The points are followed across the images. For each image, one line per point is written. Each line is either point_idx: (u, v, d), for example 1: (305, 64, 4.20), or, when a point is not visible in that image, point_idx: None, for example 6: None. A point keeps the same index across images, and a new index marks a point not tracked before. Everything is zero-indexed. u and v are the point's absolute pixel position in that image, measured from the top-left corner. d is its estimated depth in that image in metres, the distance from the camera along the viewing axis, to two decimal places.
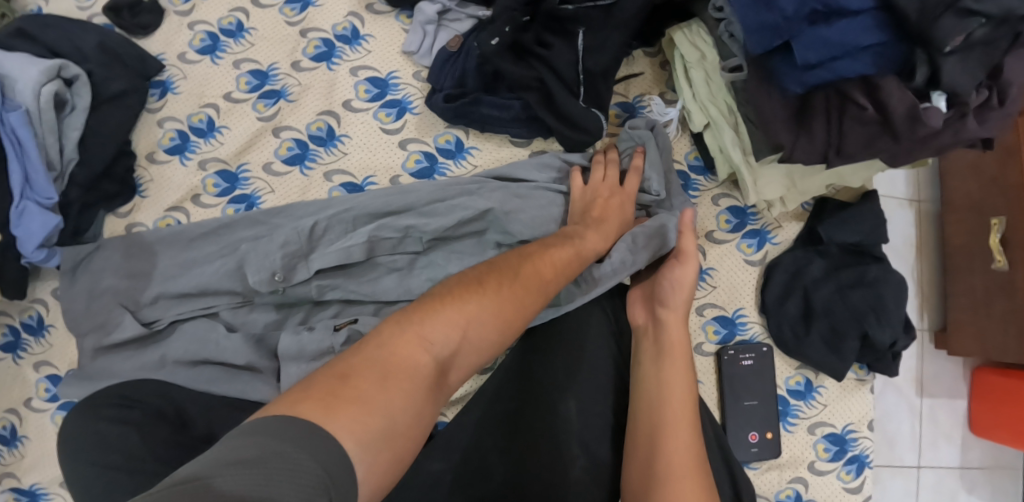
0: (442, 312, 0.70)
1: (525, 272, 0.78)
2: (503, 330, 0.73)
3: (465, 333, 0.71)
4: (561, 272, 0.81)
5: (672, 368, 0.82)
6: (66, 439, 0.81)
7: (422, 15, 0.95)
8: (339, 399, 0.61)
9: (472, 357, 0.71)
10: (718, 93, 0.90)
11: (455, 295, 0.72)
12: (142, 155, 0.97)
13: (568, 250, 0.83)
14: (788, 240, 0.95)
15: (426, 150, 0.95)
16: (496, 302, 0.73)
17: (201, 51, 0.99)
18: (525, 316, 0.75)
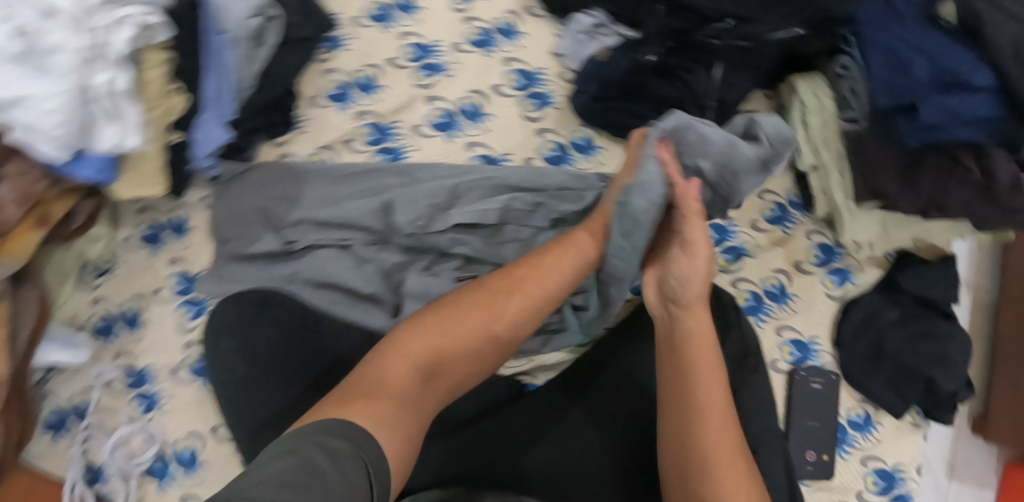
0: (424, 326, 0.79)
1: (481, 285, 0.84)
2: (485, 343, 0.80)
3: (453, 343, 0.78)
4: (551, 287, 0.85)
5: (701, 377, 0.79)
6: (212, 327, 0.95)
7: (578, 25, 1.07)
8: (361, 403, 0.70)
9: (463, 365, 0.79)
10: (830, 140, 1.00)
11: (434, 313, 0.81)
12: (304, 97, 1.06)
13: (551, 253, 0.87)
14: (869, 283, 1.04)
15: (560, 141, 1.05)
16: (467, 312, 0.81)
17: (373, 18, 1.09)
18: (501, 317, 0.82)
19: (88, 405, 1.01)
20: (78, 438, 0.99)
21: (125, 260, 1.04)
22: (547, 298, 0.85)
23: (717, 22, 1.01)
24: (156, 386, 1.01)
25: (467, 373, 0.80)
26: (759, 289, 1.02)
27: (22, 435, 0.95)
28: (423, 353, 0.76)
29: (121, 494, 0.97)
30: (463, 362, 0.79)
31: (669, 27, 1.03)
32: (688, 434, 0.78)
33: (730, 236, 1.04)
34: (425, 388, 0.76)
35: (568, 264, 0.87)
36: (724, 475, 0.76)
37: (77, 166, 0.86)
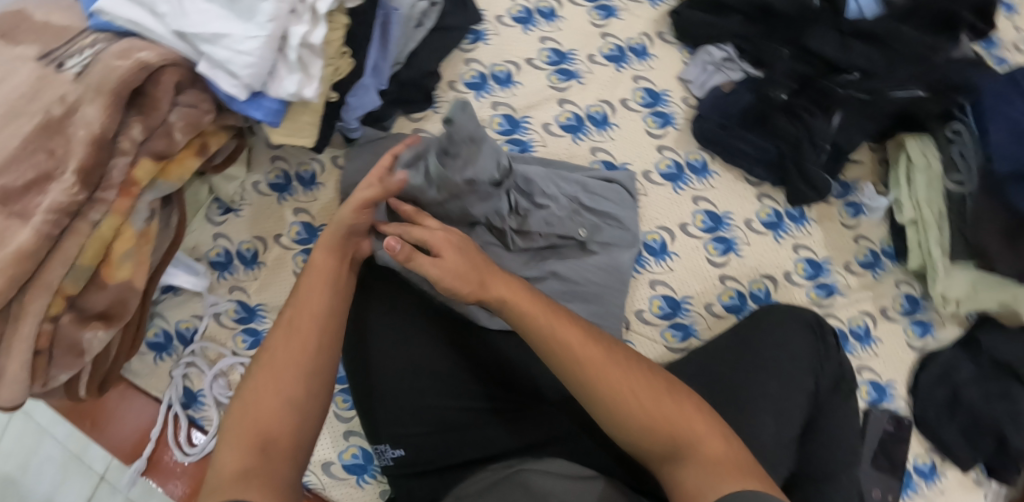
0: (250, 398, 0.75)
1: (272, 343, 0.78)
2: (313, 373, 0.77)
3: (268, 416, 0.73)
4: (316, 312, 0.79)
5: (569, 331, 0.77)
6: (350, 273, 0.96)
7: (708, 57, 1.14)
8: (229, 482, 0.68)
9: (281, 427, 0.73)
10: (934, 198, 1.06)
11: (246, 401, 0.74)
12: (445, 80, 1.14)
13: (319, 276, 0.81)
14: (948, 338, 1.09)
15: (677, 160, 1.11)
16: (283, 378, 0.75)
17: (517, 20, 1.16)
18: (309, 367, 0.76)
19: (194, 332, 1.05)
20: (182, 361, 1.03)
21: (251, 202, 1.09)
22: (328, 323, 0.79)
23: (843, 73, 1.09)
24: (264, 324, 1.05)
25: (297, 424, 0.74)
26: (845, 328, 1.07)
27: (133, 345, 1.01)
28: (252, 437, 0.72)
29: (215, 421, 1.02)
30: (285, 407, 0.74)
31: (793, 68, 1.10)
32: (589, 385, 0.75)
33: (824, 273, 1.09)
34: (265, 461, 0.71)
35: (325, 281, 0.81)
36: (638, 392, 0.75)
37: (250, 107, 0.94)
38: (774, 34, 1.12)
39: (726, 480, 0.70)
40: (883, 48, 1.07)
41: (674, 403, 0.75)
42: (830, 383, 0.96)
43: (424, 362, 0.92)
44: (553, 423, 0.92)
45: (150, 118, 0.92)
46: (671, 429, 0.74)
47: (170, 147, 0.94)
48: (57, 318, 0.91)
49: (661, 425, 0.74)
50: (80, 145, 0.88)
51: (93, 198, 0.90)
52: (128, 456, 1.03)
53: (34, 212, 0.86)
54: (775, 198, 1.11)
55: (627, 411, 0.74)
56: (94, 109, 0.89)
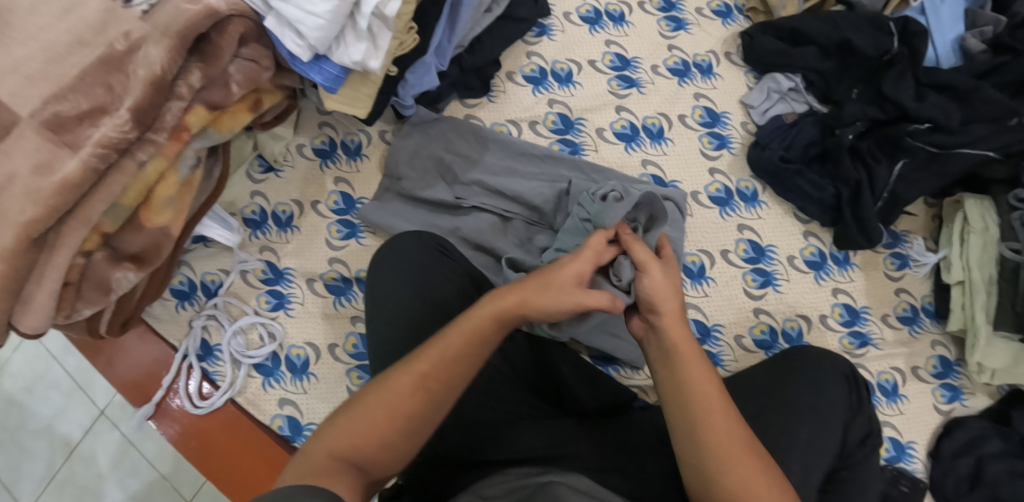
0: (371, 404, 0.71)
1: (421, 351, 0.73)
2: (444, 391, 0.72)
3: (378, 427, 0.70)
4: (482, 339, 0.73)
5: (684, 358, 0.73)
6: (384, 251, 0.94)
7: (774, 84, 1.11)
8: (318, 471, 0.66)
9: (385, 443, 0.70)
10: (985, 263, 1.03)
11: (368, 398, 0.71)
12: (504, 70, 1.12)
13: (491, 310, 0.74)
14: (977, 407, 1.06)
15: (727, 185, 1.09)
16: (411, 390, 0.71)
17: (584, 19, 1.14)
18: (444, 388, 0.72)
19: (219, 285, 1.04)
20: (203, 313, 1.03)
21: (293, 164, 1.08)
22: (471, 350, 0.73)
23: (914, 122, 1.05)
24: (289, 288, 1.04)
25: (409, 444, 0.71)
26: (873, 382, 1.05)
27: (161, 285, 1.00)
28: (352, 438, 0.69)
29: (228, 378, 1.01)
30: (396, 420, 0.71)
31: (864, 112, 1.06)
32: (693, 429, 0.71)
33: (861, 321, 1.06)
34: (351, 470, 0.68)
35: (505, 322, 0.74)
36: (735, 459, 0.69)
37: (311, 70, 0.94)
38: (848, 72, 1.09)
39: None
40: (963, 104, 1.03)
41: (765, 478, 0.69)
42: (857, 438, 0.93)
43: (477, 365, 0.95)
44: (573, 439, 0.92)
45: (211, 68, 0.91)
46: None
47: (225, 100, 0.94)
48: (90, 254, 0.91)
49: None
50: (138, 84, 0.87)
51: (142, 138, 0.89)
52: (136, 399, 1.02)
53: (83, 144, 0.86)
54: (821, 238, 1.09)
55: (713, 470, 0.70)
56: (156, 50, 0.87)
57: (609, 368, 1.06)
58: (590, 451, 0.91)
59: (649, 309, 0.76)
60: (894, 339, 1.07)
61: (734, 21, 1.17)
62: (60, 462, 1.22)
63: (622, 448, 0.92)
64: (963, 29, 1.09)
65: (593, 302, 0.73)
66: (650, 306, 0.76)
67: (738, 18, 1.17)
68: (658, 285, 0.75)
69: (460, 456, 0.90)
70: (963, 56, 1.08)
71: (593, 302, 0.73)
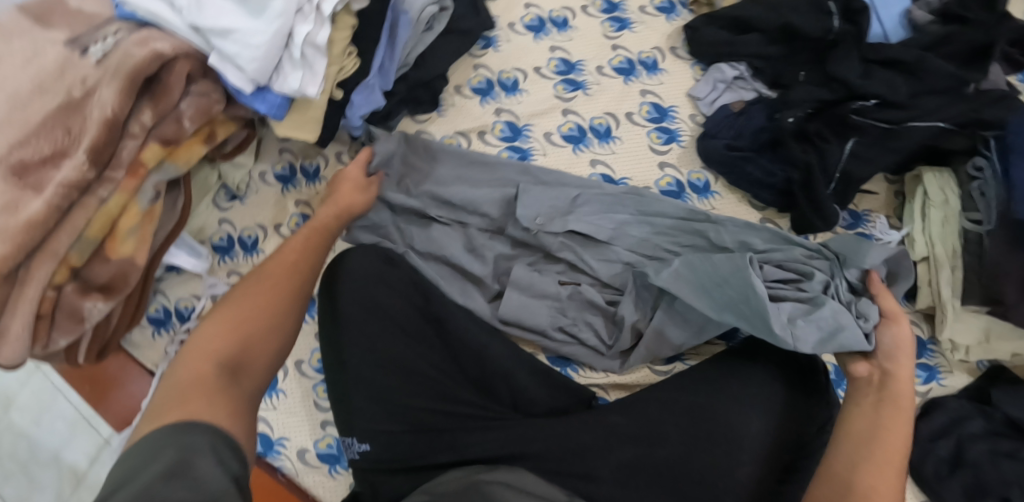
0: (230, 307, 0.87)
1: (271, 263, 0.92)
2: (292, 298, 0.90)
3: (263, 347, 0.86)
4: (304, 252, 0.94)
5: (897, 409, 0.84)
6: (337, 266, 1.00)
7: (719, 74, 1.11)
8: (189, 398, 0.78)
9: (261, 344, 0.86)
10: (948, 236, 1.00)
11: (230, 314, 0.86)
12: (452, 84, 1.14)
13: (309, 233, 0.97)
14: (955, 386, 1.03)
15: (678, 178, 1.08)
16: (264, 297, 0.89)
17: (529, 28, 1.16)
18: (281, 293, 0.90)
19: (191, 310, 1.09)
20: (176, 338, 1.08)
21: (257, 191, 1.13)
22: (297, 267, 0.93)
23: (860, 100, 1.04)
24: None
25: (277, 347, 0.87)
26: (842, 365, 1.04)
27: (134, 315, 1.06)
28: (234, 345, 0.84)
29: None
30: (272, 330, 0.87)
31: (812, 94, 1.05)
32: (875, 432, 0.83)
33: None
34: (239, 385, 0.82)
35: (314, 238, 0.96)
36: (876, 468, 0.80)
37: (255, 100, 0.99)
38: (796, 56, 1.09)
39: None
40: (912, 79, 1.02)
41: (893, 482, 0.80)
42: (813, 427, 0.95)
43: (409, 361, 0.96)
44: (525, 437, 0.93)
45: (161, 105, 0.97)
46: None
47: (178, 134, 1.00)
48: (60, 287, 0.97)
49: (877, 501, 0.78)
50: (93, 125, 0.93)
51: (102, 176, 0.96)
52: (119, 424, 1.07)
53: (46, 185, 0.92)
54: (777, 223, 1.08)
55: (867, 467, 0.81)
56: (108, 93, 0.94)
57: (566, 369, 1.04)
58: (547, 451, 0.92)
59: (888, 358, 0.88)
60: None
61: (678, 16, 1.17)
62: (67, 491, 1.26)
63: (573, 448, 0.92)
64: (909, 2, 1.08)
65: (347, 203, 0.99)
66: (889, 355, 0.88)
67: (682, 12, 1.18)
68: (903, 341, 0.88)
69: (415, 457, 0.93)
70: (911, 28, 1.07)
71: (347, 203, 0.99)
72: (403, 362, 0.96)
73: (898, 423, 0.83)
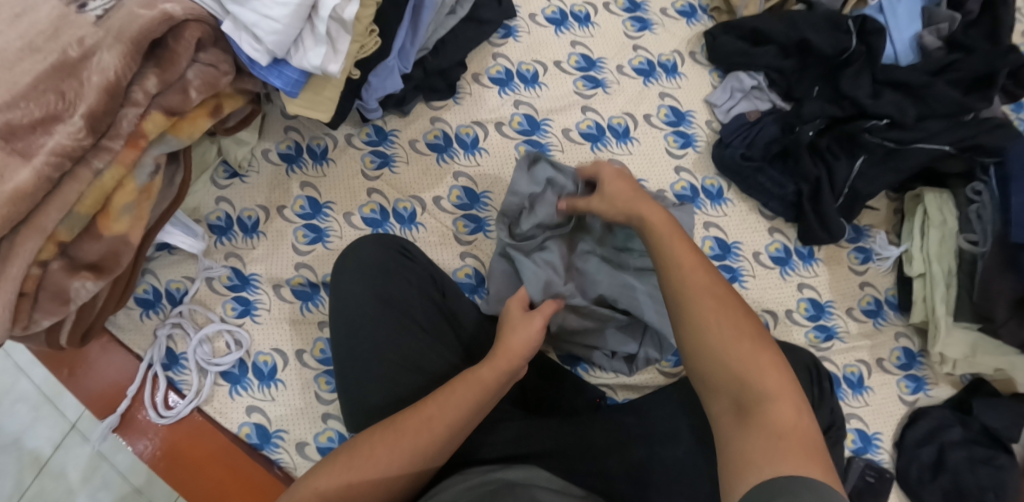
0: (363, 443, 0.77)
1: (419, 406, 0.78)
2: (451, 433, 0.78)
3: (365, 482, 0.74)
4: (472, 407, 0.79)
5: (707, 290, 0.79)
6: (344, 256, 0.95)
7: (737, 83, 1.12)
8: None
9: (379, 486, 0.74)
10: (944, 255, 1.05)
11: (375, 440, 0.77)
12: (470, 72, 1.11)
13: (495, 368, 0.81)
14: (940, 397, 1.08)
15: (693, 183, 1.09)
16: (424, 435, 0.77)
17: (550, 20, 1.14)
18: (445, 443, 0.77)
19: (184, 293, 1.03)
20: (168, 322, 1.01)
21: (259, 170, 1.07)
22: (462, 427, 0.78)
23: (872, 118, 1.06)
24: (255, 294, 1.03)
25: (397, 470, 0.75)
26: (839, 374, 1.07)
27: (121, 298, 0.99)
28: (338, 483, 0.74)
29: (194, 387, 1.00)
30: (403, 451, 0.76)
31: (825, 109, 1.07)
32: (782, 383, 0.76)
33: (826, 316, 1.08)
34: None
35: (471, 393, 0.79)
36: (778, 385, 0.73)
37: (270, 74, 0.94)
38: (808, 70, 1.10)
39: (784, 458, 0.67)
40: (918, 100, 1.05)
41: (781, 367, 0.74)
42: (821, 429, 0.95)
43: (416, 356, 0.91)
44: (536, 435, 0.92)
45: (168, 73, 0.90)
46: (745, 383, 0.73)
47: (183, 105, 0.93)
48: (46, 263, 0.89)
49: (758, 379, 0.73)
50: (91, 91, 0.86)
51: (98, 145, 0.88)
52: (101, 411, 1.00)
53: (36, 152, 0.85)
54: (785, 234, 1.10)
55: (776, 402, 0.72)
56: (110, 56, 0.87)
57: (577, 367, 1.06)
58: (563, 449, 0.91)
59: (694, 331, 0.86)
60: (859, 333, 1.08)
61: (698, 21, 1.17)
62: (30, 479, 1.18)
63: (586, 446, 0.91)
64: (920, 27, 1.10)
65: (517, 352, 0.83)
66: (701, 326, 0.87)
67: (703, 18, 1.17)
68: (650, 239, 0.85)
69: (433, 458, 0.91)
70: (921, 53, 1.10)
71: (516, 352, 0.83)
72: (417, 362, 0.91)
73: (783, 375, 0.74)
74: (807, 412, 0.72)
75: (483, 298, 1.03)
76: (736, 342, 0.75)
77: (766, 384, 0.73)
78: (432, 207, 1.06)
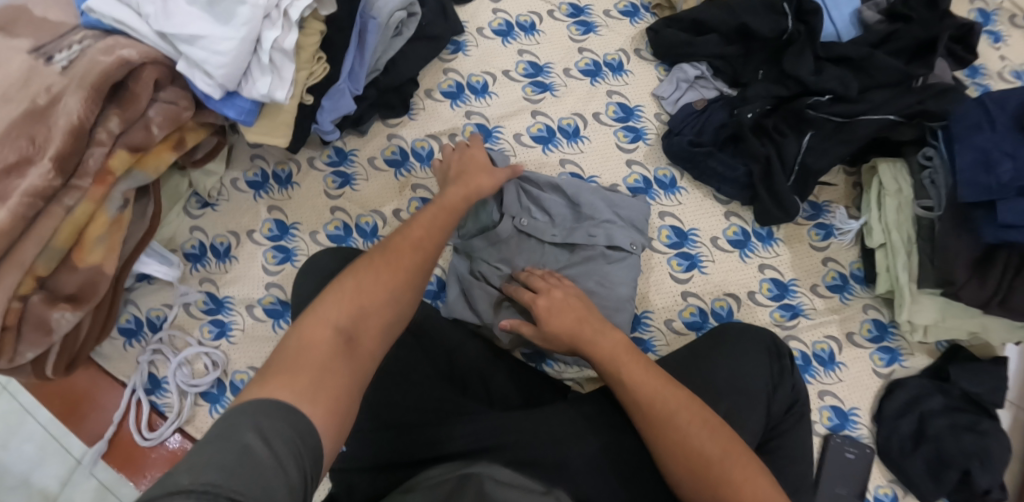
0: (329, 303, 0.75)
1: (377, 255, 0.80)
2: (410, 276, 0.80)
3: (360, 316, 0.75)
4: (422, 241, 0.83)
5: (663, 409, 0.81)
6: (309, 266, 0.99)
7: (681, 74, 1.13)
8: (297, 365, 0.70)
9: (360, 333, 0.74)
10: (902, 223, 1.04)
11: (340, 295, 0.76)
12: (422, 88, 1.16)
13: (433, 217, 0.87)
14: (916, 366, 1.07)
15: (645, 175, 1.11)
16: (387, 279, 0.78)
17: (497, 33, 1.18)
18: (405, 284, 0.79)
19: (164, 319, 1.08)
20: (149, 348, 1.06)
21: (228, 198, 1.13)
22: (431, 252, 0.83)
23: (815, 95, 1.07)
24: (230, 316, 1.08)
25: (374, 320, 0.76)
26: (809, 351, 1.06)
27: (105, 326, 1.04)
28: (322, 335, 0.73)
29: (175, 408, 1.05)
30: (371, 304, 0.76)
31: (768, 91, 1.08)
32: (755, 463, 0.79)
33: (790, 294, 1.08)
34: (342, 361, 0.72)
35: (419, 246, 0.82)
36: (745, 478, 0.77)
37: (225, 106, 0.99)
38: (753, 56, 1.11)
39: None
40: (859, 72, 1.06)
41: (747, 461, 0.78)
42: (783, 407, 0.96)
43: None
44: (497, 430, 0.91)
45: (128, 112, 0.97)
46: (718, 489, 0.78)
47: (147, 141, 0.98)
48: (26, 297, 0.94)
49: (729, 488, 0.77)
50: (58, 134, 0.92)
51: (68, 184, 0.94)
52: (90, 439, 1.06)
53: (11, 193, 0.90)
54: (742, 217, 1.11)
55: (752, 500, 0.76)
56: (74, 100, 0.93)
57: (542, 365, 1.08)
58: (523, 443, 0.91)
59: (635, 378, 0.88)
60: (826, 309, 1.08)
61: (641, 19, 1.20)
62: None
63: (548, 439, 0.91)
64: (859, 1, 1.11)
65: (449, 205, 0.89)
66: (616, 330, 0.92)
67: (646, 16, 1.20)
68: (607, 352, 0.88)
69: (396, 457, 0.90)
70: (862, 28, 1.10)
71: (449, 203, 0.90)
72: None
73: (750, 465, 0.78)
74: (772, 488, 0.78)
75: (444, 302, 1.07)
76: (704, 448, 0.79)
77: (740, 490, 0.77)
78: (393, 219, 1.10)
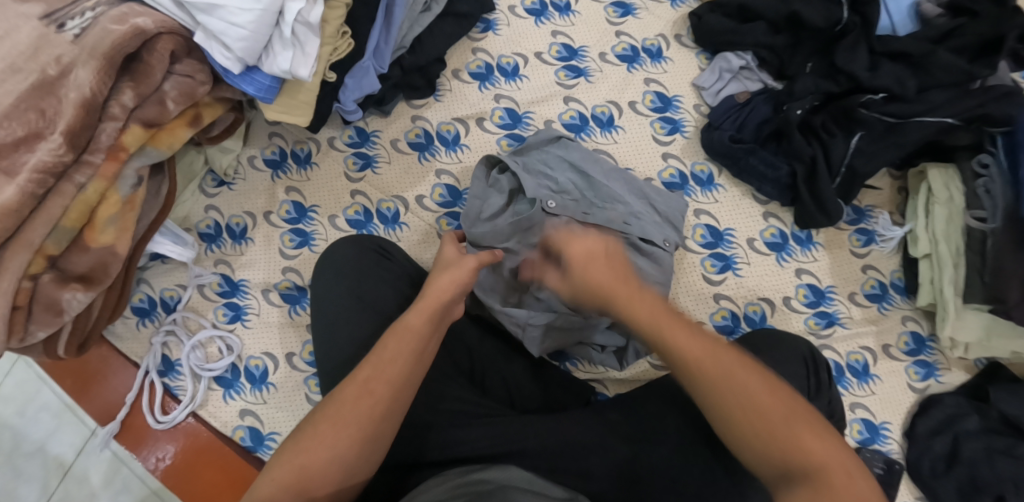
0: (309, 432, 0.75)
1: (338, 396, 0.77)
2: (393, 390, 0.77)
3: (332, 447, 0.74)
4: (407, 340, 0.80)
5: (666, 331, 0.74)
6: (329, 254, 0.96)
7: (725, 63, 1.07)
8: None
9: (331, 467, 0.74)
10: (951, 234, 0.99)
11: (319, 422, 0.76)
12: (449, 68, 1.10)
13: (399, 337, 0.80)
14: (952, 383, 1.03)
15: (682, 169, 1.06)
16: (366, 406, 0.76)
17: (530, 11, 1.12)
18: (385, 402, 0.77)
19: (177, 301, 1.05)
20: (162, 329, 1.04)
21: (246, 177, 1.08)
22: (401, 389, 0.78)
23: (868, 92, 1.01)
24: (245, 300, 1.05)
25: (353, 444, 0.75)
26: (842, 362, 1.02)
27: (116, 307, 1.01)
28: (291, 471, 0.73)
29: (189, 391, 1.02)
30: (348, 428, 0.75)
31: (818, 87, 1.02)
32: (786, 392, 0.72)
33: (826, 302, 1.04)
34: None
35: (404, 344, 0.79)
36: (780, 410, 0.70)
37: (243, 81, 0.94)
38: (803, 45, 1.05)
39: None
40: (916, 71, 1.00)
41: (785, 398, 0.71)
42: (818, 421, 0.92)
43: None
44: (519, 434, 0.89)
45: (143, 86, 0.92)
46: (761, 427, 0.70)
47: (161, 117, 0.94)
48: (37, 276, 0.92)
49: (765, 419, 0.69)
50: (69, 107, 0.88)
51: (79, 160, 0.91)
52: (103, 418, 1.05)
53: (20, 169, 0.87)
54: (781, 218, 1.06)
55: (814, 469, 0.67)
56: (85, 73, 0.88)
57: (565, 364, 1.05)
58: (546, 447, 0.89)
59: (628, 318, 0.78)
60: (863, 319, 1.03)
61: (683, 1, 1.13)
62: (54, 486, 1.05)
63: (571, 445, 0.89)
64: None
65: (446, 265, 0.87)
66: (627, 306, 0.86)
67: None
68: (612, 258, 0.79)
69: (408, 457, 0.89)
70: (921, 22, 1.04)
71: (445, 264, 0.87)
72: None
73: (779, 400, 0.70)
74: (827, 434, 0.70)
75: None
76: (732, 379, 0.71)
77: (782, 423, 0.70)
78: (416, 206, 1.06)
